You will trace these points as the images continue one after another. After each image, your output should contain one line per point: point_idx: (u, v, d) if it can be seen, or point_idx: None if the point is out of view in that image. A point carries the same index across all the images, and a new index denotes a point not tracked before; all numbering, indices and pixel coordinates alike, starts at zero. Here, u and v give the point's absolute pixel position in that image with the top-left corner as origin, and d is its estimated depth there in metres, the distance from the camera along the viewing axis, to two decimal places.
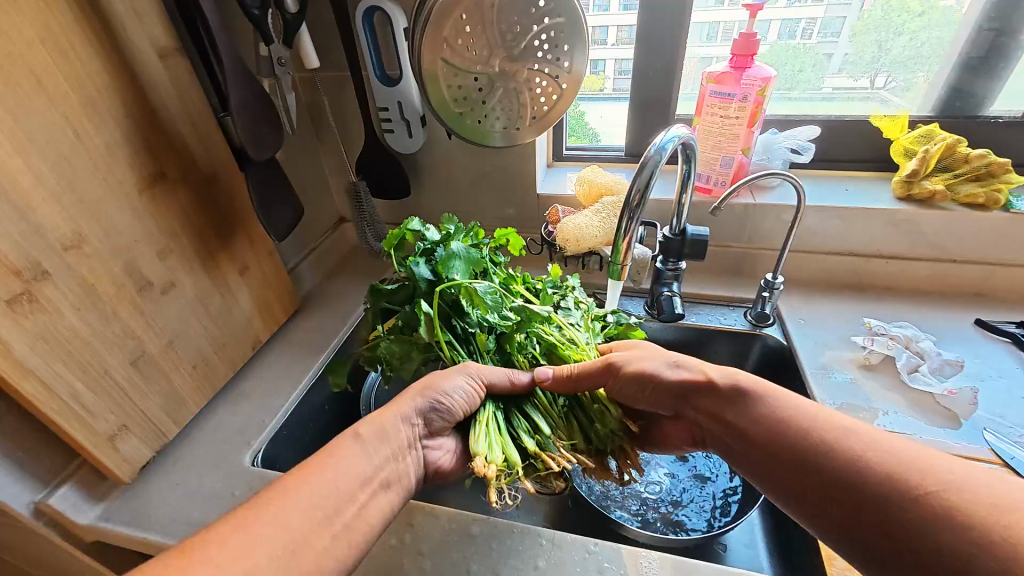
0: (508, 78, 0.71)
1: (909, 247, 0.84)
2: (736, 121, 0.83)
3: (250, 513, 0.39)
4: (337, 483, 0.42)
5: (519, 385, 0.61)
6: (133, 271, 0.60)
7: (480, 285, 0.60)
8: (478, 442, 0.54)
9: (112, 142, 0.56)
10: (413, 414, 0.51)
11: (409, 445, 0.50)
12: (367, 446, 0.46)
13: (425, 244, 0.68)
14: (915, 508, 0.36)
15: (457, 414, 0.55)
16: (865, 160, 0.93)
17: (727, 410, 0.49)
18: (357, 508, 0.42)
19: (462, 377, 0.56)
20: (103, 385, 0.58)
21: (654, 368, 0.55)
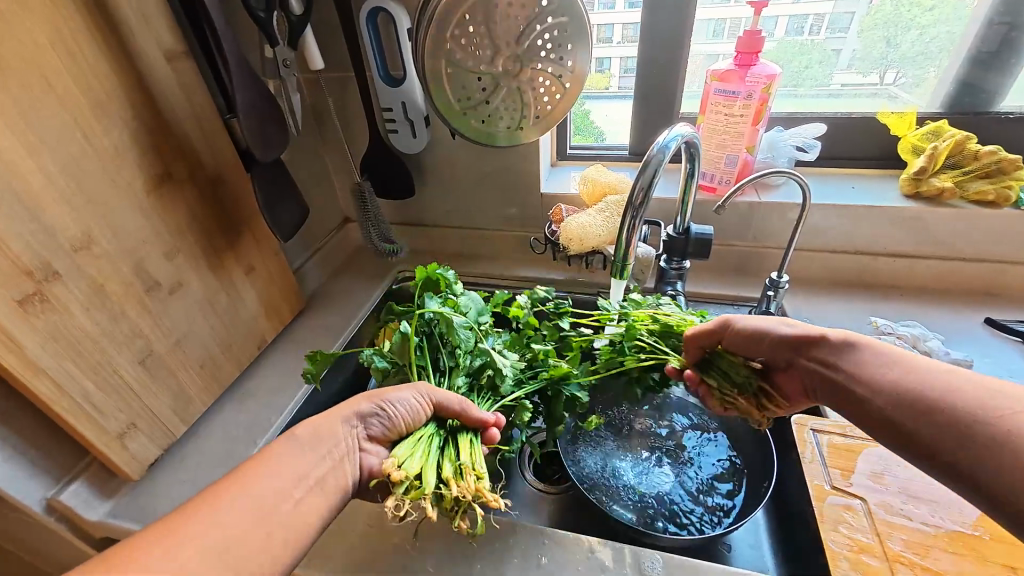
0: (512, 77, 0.71)
1: (917, 245, 0.83)
2: (741, 119, 0.83)
3: (189, 515, 0.39)
4: (272, 482, 0.43)
5: (468, 415, 0.59)
6: (141, 271, 0.61)
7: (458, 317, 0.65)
8: (399, 446, 0.53)
9: (120, 144, 0.57)
10: (354, 417, 0.52)
11: (347, 448, 0.50)
12: (301, 446, 0.46)
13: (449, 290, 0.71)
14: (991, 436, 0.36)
15: (398, 424, 0.55)
16: (872, 158, 0.92)
17: (837, 357, 0.48)
18: (293, 504, 0.43)
19: (412, 390, 0.56)
20: (111, 384, 0.58)
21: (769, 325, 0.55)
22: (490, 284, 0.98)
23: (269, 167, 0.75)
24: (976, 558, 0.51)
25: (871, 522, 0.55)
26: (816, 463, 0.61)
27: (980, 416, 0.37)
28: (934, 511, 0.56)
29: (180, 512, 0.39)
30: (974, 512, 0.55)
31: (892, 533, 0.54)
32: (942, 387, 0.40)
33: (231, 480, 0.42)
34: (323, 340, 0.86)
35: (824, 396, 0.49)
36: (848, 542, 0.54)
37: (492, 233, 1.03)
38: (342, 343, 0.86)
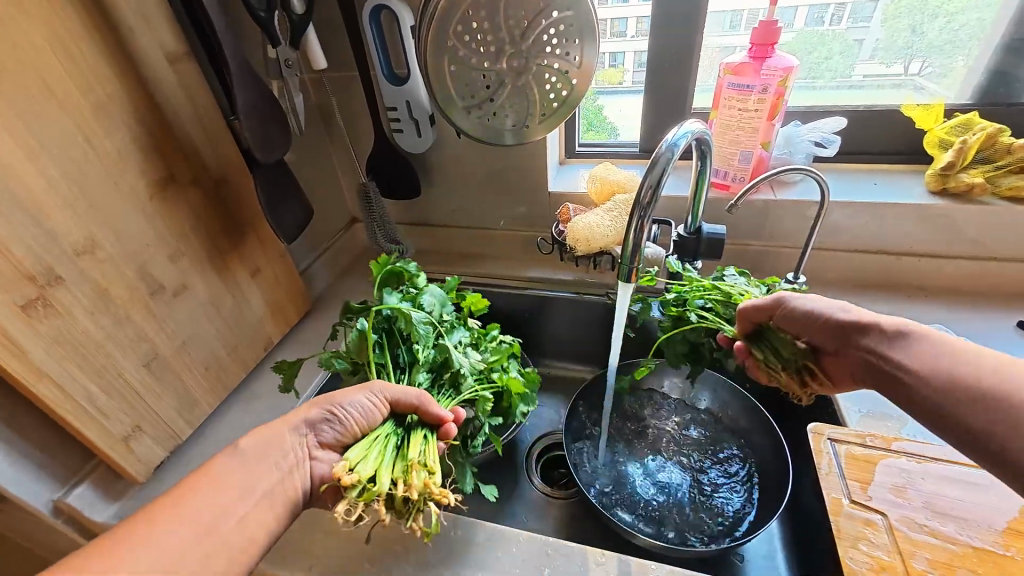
0: (517, 74, 0.69)
1: (944, 243, 0.79)
2: (755, 113, 0.80)
3: (131, 535, 0.41)
4: (216, 497, 0.45)
5: (427, 407, 0.59)
6: (145, 274, 0.61)
7: (416, 314, 0.65)
8: (351, 450, 0.54)
9: (123, 148, 0.57)
10: (303, 427, 0.54)
11: (295, 458, 0.52)
12: (246, 461, 0.49)
13: (410, 284, 0.72)
14: None
15: (352, 427, 0.56)
16: (896, 153, 0.88)
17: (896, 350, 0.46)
18: (237, 519, 0.45)
19: (363, 392, 0.57)
20: (116, 387, 0.59)
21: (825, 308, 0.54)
22: (497, 284, 0.96)
23: (270, 168, 0.74)
24: None
25: (893, 539, 0.52)
26: (834, 476, 0.59)
27: None
28: (961, 529, 0.52)
29: (119, 532, 0.41)
30: (1003, 529, 0.52)
31: (915, 551, 0.51)
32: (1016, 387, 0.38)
33: (173, 498, 0.44)
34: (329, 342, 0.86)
35: (870, 384, 0.48)
36: (868, 560, 0.51)
37: (499, 232, 1.01)
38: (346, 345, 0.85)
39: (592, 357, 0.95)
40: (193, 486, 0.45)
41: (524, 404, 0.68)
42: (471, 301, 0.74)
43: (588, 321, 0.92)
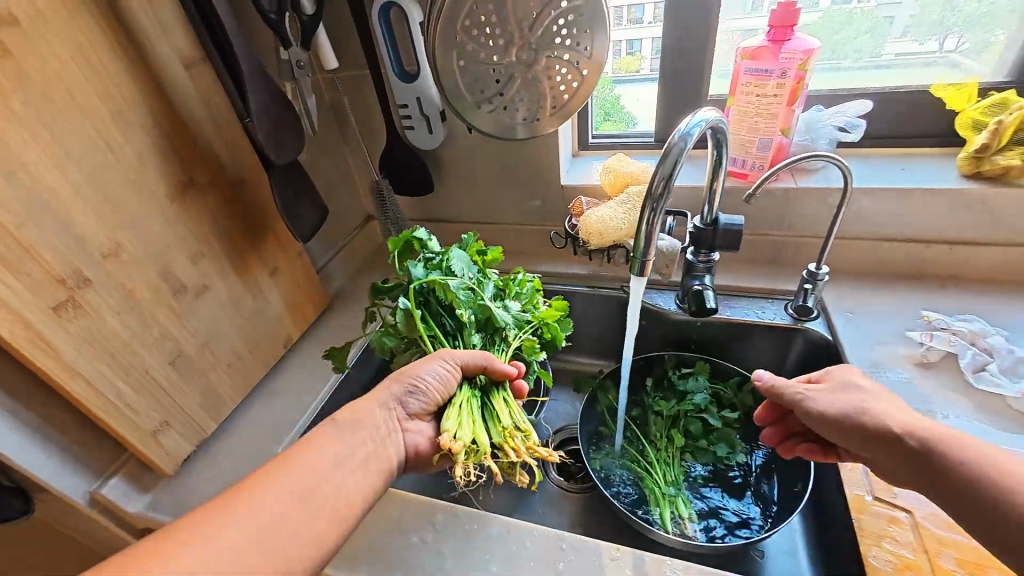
0: (527, 67, 0.68)
1: (979, 230, 0.75)
2: (774, 99, 0.77)
3: (235, 498, 0.42)
4: (314, 464, 0.46)
5: (496, 368, 0.63)
6: (168, 275, 0.63)
7: (452, 281, 0.64)
8: (448, 421, 0.57)
9: (143, 153, 0.59)
10: (391, 400, 0.55)
11: (387, 429, 0.53)
12: (343, 431, 0.50)
13: (427, 251, 0.71)
14: None
15: (435, 395, 0.58)
16: (927, 135, 0.83)
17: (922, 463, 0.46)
18: (335, 484, 0.46)
19: (435, 361, 0.59)
20: (144, 384, 0.61)
21: (842, 409, 0.53)
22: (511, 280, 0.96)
23: (287, 168, 0.75)
24: None
25: (919, 537, 0.50)
26: (857, 471, 0.58)
27: None
28: None
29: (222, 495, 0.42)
30: None
31: (942, 550, 0.49)
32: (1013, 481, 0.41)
33: (275, 466, 0.45)
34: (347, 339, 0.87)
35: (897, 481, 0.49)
36: (892, 558, 0.49)
37: (513, 227, 1.01)
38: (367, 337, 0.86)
39: (607, 351, 0.94)
40: (286, 457, 0.46)
41: (562, 330, 0.73)
42: (489, 255, 0.74)
43: (602, 315, 0.91)
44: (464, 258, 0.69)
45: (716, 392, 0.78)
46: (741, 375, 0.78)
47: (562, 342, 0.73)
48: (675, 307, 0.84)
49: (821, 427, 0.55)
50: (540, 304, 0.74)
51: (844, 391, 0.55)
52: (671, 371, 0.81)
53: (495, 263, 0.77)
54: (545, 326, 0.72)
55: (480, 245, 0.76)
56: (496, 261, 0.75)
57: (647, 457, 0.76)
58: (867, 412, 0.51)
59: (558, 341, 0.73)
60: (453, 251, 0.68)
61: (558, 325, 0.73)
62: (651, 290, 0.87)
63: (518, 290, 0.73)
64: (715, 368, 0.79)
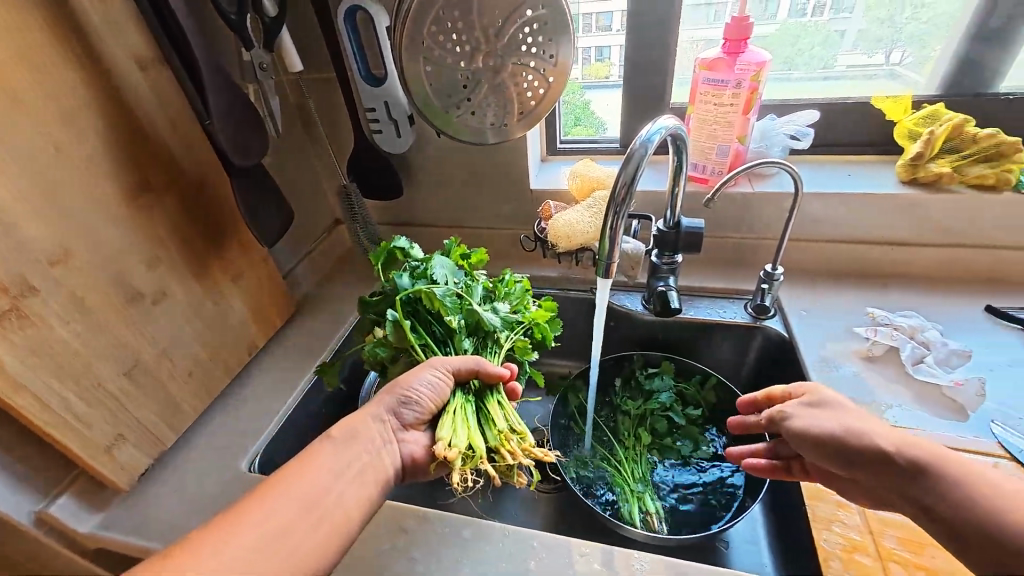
0: (494, 72, 0.69)
1: (916, 231, 0.81)
2: (731, 108, 0.81)
3: (230, 520, 0.42)
4: (311, 479, 0.46)
5: (487, 371, 0.62)
6: (122, 282, 0.61)
7: (438, 288, 0.64)
8: (443, 429, 0.56)
9: (94, 155, 0.57)
10: (384, 413, 0.54)
11: (382, 441, 0.52)
12: (338, 448, 0.49)
13: (410, 260, 0.71)
14: None
15: (429, 405, 0.57)
16: (869, 143, 0.89)
17: (912, 487, 0.45)
18: (334, 497, 0.46)
19: (427, 370, 0.58)
20: (96, 396, 0.58)
21: (826, 427, 0.51)
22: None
23: (250, 172, 0.73)
24: None
25: (865, 519, 0.54)
26: None
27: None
28: None
29: (216, 520, 0.42)
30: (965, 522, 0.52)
31: (885, 530, 0.53)
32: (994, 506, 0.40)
33: (269, 484, 0.45)
34: (314, 345, 0.85)
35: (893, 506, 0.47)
36: (840, 540, 0.52)
37: (484, 230, 1.01)
38: (336, 344, 0.85)
39: (579, 352, 0.95)
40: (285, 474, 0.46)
41: (552, 331, 0.72)
42: (472, 258, 0.75)
43: (573, 316, 0.93)
44: (449, 265, 0.69)
45: (680, 388, 0.81)
46: (703, 373, 0.81)
47: (552, 341, 0.73)
48: (642, 308, 0.86)
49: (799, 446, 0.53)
50: (530, 303, 0.74)
51: (820, 408, 0.54)
52: (639, 370, 0.84)
53: (480, 266, 0.77)
54: (535, 326, 0.71)
55: (463, 250, 0.77)
56: (482, 263, 0.76)
57: (617, 456, 0.77)
58: (851, 432, 0.50)
59: (548, 341, 0.72)
60: (436, 257, 0.69)
61: (548, 325, 0.72)
62: (619, 291, 0.89)
63: (506, 291, 0.73)
64: (679, 367, 0.83)
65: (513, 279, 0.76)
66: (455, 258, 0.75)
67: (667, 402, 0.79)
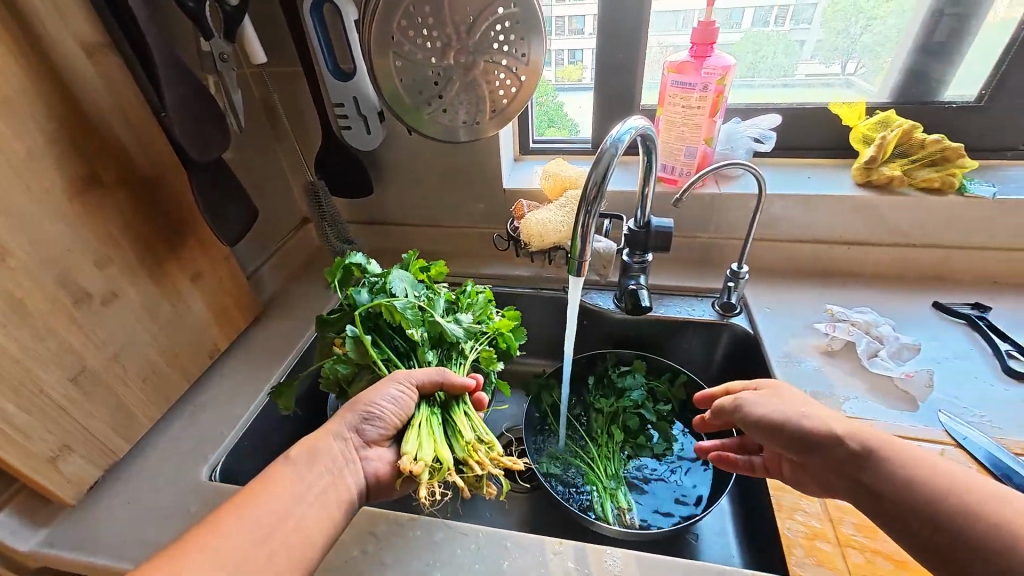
0: (466, 70, 0.69)
1: (871, 231, 0.85)
2: (698, 111, 0.83)
3: (184, 550, 0.40)
4: (270, 502, 0.45)
5: (450, 382, 0.61)
6: (67, 282, 0.57)
7: (398, 301, 0.63)
8: (407, 443, 0.55)
9: (34, 147, 0.53)
10: (346, 430, 0.53)
11: (344, 460, 0.51)
12: (296, 469, 0.48)
13: (368, 275, 0.69)
14: (987, 537, 0.39)
15: (393, 420, 0.56)
16: (827, 147, 0.93)
17: (861, 473, 0.46)
18: (294, 521, 0.45)
19: (390, 386, 0.57)
20: (39, 405, 0.55)
21: (780, 412, 0.53)
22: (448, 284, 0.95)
23: (210, 167, 0.70)
24: None
25: (825, 507, 0.56)
26: None
27: (974, 519, 0.40)
28: None
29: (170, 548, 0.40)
30: None
31: (844, 517, 0.55)
32: (940, 490, 0.42)
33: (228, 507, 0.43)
34: (280, 347, 0.82)
35: (841, 496, 0.49)
36: (803, 528, 0.54)
37: (457, 229, 1.01)
38: (303, 346, 0.82)
39: (552, 351, 0.96)
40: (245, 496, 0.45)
41: (516, 339, 0.73)
42: (433, 271, 0.74)
43: (546, 315, 0.93)
44: (408, 277, 0.68)
45: (652, 385, 0.82)
46: (673, 371, 0.83)
47: (517, 350, 0.73)
48: (613, 306, 0.87)
49: (759, 435, 0.55)
50: (494, 314, 0.74)
51: (771, 399, 0.56)
52: (611, 368, 0.84)
53: (441, 279, 0.77)
54: (499, 336, 0.71)
55: (422, 262, 0.76)
56: (442, 276, 0.76)
57: (590, 453, 0.78)
58: (805, 419, 0.51)
59: (512, 350, 0.72)
60: (395, 271, 0.67)
61: (512, 334, 0.72)
62: (591, 290, 0.90)
63: (469, 302, 0.72)
64: (650, 366, 0.84)
65: (475, 290, 0.75)
66: (414, 270, 0.73)
67: (639, 400, 0.80)
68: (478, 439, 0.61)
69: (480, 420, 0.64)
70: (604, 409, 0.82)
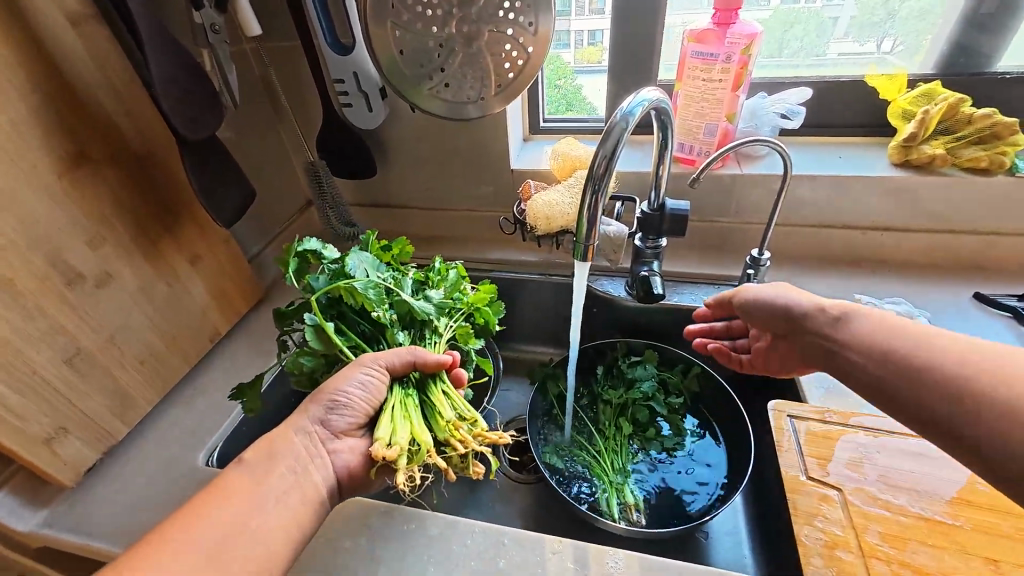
0: (468, 40, 0.64)
1: (906, 216, 0.78)
2: (719, 84, 0.77)
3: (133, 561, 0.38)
4: (221, 511, 0.43)
5: (421, 359, 0.58)
6: (59, 263, 0.56)
7: (359, 282, 0.59)
8: (380, 428, 0.53)
9: (20, 122, 0.52)
10: (311, 424, 0.51)
11: (309, 456, 0.49)
12: (253, 470, 0.46)
13: (325, 262, 0.64)
14: (953, 381, 0.39)
15: (362, 408, 0.54)
16: (860, 125, 0.86)
17: (837, 337, 0.48)
18: (253, 526, 0.43)
19: (359, 370, 0.55)
20: (32, 386, 0.54)
21: (772, 294, 0.57)
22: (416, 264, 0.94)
23: (204, 145, 0.67)
24: (950, 549, 0.48)
25: (847, 513, 0.52)
26: (792, 452, 0.58)
27: (944, 367, 0.40)
28: (913, 501, 0.52)
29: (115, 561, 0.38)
30: (951, 499, 0.52)
31: (867, 525, 0.51)
32: (918, 347, 0.42)
33: (181, 515, 0.42)
34: None
35: (821, 366, 0.51)
36: (822, 536, 0.50)
37: (462, 212, 0.97)
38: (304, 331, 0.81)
39: (559, 339, 0.92)
40: (199, 506, 0.43)
41: (494, 314, 0.70)
42: (396, 249, 0.71)
43: (554, 302, 0.89)
44: (367, 256, 0.64)
45: (662, 375, 0.78)
46: (685, 362, 0.78)
47: (495, 326, 0.71)
48: (625, 293, 0.83)
49: (748, 318, 0.61)
50: (468, 288, 0.70)
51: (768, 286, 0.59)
52: (621, 359, 0.80)
53: (406, 258, 0.73)
54: (476, 312, 0.69)
55: (381, 242, 0.72)
56: (407, 255, 0.72)
57: (596, 446, 0.75)
58: (794, 298, 0.55)
59: (491, 325, 0.70)
60: (353, 253, 0.62)
61: (490, 309, 0.70)
62: (601, 277, 0.86)
63: (439, 279, 0.69)
64: (662, 356, 0.80)
65: (445, 266, 0.72)
66: (373, 251, 0.69)
67: (649, 391, 0.76)
68: (459, 418, 0.59)
69: (460, 396, 0.61)
70: (614, 400, 0.78)
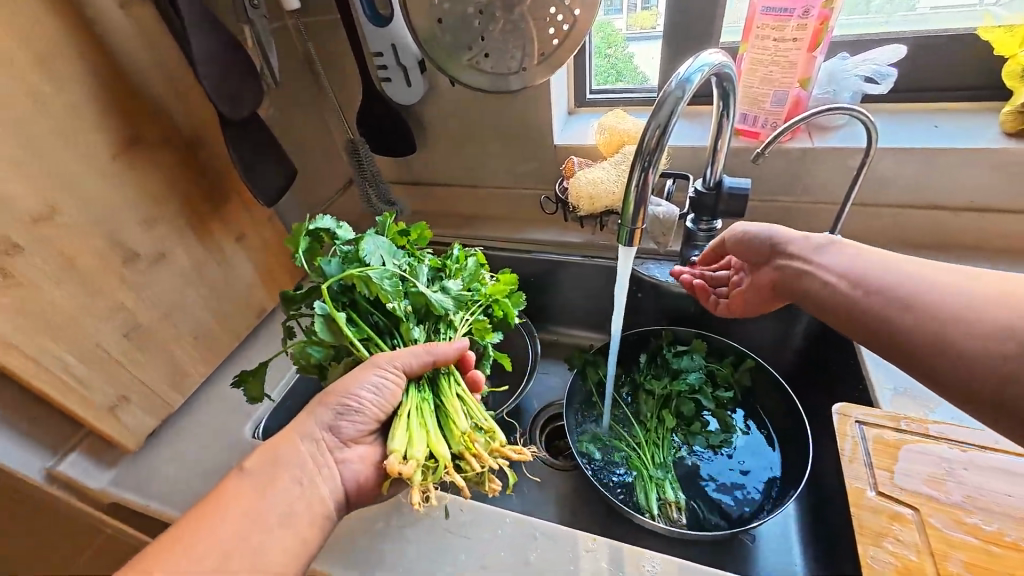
0: (509, 4, 0.59)
1: (1015, 196, 0.67)
2: (792, 44, 0.68)
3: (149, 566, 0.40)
4: (222, 524, 0.43)
5: (438, 358, 0.56)
6: (116, 242, 0.58)
7: (374, 271, 0.57)
8: (395, 438, 0.51)
9: (77, 104, 0.54)
10: (319, 430, 0.50)
11: (316, 466, 0.48)
12: (254, 479, 0.46)
13: (339, 243, 0.63)
14: (931, 303, 0.43)
15: (373, 413, 0.52)
16: (960, 88, 0.74)
17: (812, 261, 0.53)
18: (258, 538, 0.43)
19: (372, 373, 0.52)
20: (96, 358, 0.58)
21: (759, 228, 0.60)
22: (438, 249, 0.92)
23: (245, 125, 0.67)
24: None
25: (924, 537, 0.46)
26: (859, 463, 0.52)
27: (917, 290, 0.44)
28: (1006, 526, 0.46)
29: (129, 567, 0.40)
30: None
31: (949, 552, 0.45)
32: (898, 275, 0.46)
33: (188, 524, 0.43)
34: None
35: (793, 291, 0.56)
36: (892, 560, 0.45)
37: (502, 190, 0.94)
38: None
39: (600, 324, 0.89)
40: (205, 515, 0.43)
41: (514, 307, 0.67)
42: (413, 233, 0.69)
43: (595, 286, 0.85)
44: (383, 241, 0.61)
45: (710, 369, 0.73)
46: (737, 354, 0.73)
47: (514, 320, 0.68)
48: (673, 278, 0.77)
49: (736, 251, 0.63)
50: (486, 278, 0.68)
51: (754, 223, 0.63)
52: (666, 348, 0.75)
53: (424, 243, 0.71)
54: (495, 304, 0.67)
55: (398, 225, 0.70)
56: (424, 240, 0.70)
57: (637, 438, 0.71)
58: (779, 232, 0.58)
59: (511, 318, 0.67)
60: (369, 237, 0.60)
61: (509, 300, 0.67)
62: (647, 260, 0.79)
63: (457, 267, 0.67)
64: (711, 346, 0.74)
65: (464, 255, 0.70)
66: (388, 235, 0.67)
67: (694, 382, 0.71)
68: (474, 427, 0.57)
69: (475, 403, 0.60)
70: (656, 391, 0.73)
